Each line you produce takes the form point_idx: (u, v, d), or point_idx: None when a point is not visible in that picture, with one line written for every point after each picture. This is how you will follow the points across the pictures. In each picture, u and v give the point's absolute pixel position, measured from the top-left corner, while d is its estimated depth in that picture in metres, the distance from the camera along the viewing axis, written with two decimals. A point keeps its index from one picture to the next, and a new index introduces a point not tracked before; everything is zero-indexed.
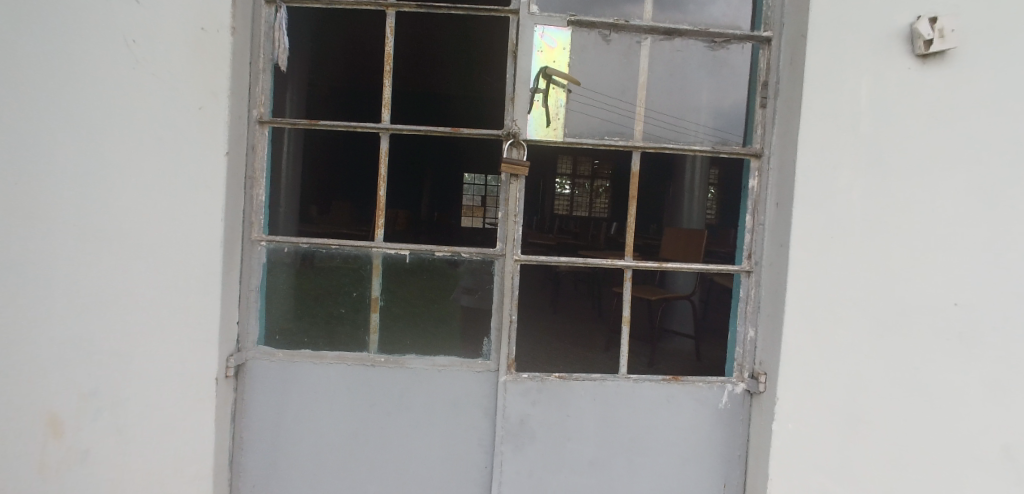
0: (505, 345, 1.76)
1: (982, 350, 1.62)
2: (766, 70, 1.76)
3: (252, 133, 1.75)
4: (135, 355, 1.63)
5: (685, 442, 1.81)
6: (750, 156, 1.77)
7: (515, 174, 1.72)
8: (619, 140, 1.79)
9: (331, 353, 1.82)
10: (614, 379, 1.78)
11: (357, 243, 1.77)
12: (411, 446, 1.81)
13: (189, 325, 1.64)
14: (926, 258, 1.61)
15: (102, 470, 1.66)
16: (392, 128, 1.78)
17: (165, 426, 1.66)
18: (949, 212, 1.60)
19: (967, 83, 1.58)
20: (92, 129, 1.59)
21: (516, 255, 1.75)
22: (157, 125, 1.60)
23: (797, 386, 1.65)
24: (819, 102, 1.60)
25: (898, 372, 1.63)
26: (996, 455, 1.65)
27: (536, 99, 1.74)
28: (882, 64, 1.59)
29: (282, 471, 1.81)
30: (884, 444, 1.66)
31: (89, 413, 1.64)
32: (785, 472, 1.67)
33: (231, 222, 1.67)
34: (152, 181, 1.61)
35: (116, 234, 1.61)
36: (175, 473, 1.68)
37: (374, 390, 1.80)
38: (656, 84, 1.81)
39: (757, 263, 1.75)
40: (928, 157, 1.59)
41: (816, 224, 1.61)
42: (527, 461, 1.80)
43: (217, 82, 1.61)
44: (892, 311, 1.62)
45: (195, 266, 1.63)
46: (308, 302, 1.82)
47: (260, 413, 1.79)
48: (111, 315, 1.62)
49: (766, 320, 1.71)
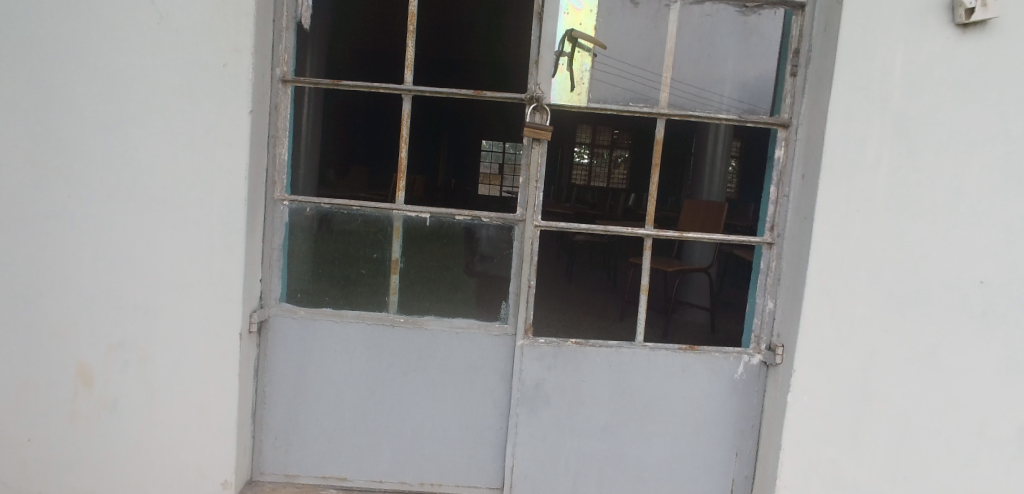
0: (524, 309, 1.77)
1: (1003, 332, 1.59)
2: (798, 36, 1.70)
3: (275, 92, 1.75)
4: (163, 310, 1.68)
5: (699, 411, 1.82)
6: (778, 126, 1.73)
7: (537, 139, 1.71)
8: (644, 107, 1.76)
9: (350, 313, 1.84)
10: (630, 347, 1.80)
11: (378, 205, 1.78)
12: (428, 406, 1.85)
13: (213, 281, 1.67)
14: (952, 235, 1.58)
15: (131, 419, 1.72)
16: (415, 90, 1.77)
17: (191, 380, 1.71)
18: (979, 190, 1.56)
19: (1007, 54, 1.52)
20: (119, 85, 1.60)
21: (536, 220, 1.75)
22: (181, 81, 1.61)
23: (814, 361, 1.65)
24: (852, 70, 1.55)
25: (918, 350, 1.62)
26: (1011, 436, 1.63)
27: (561, 63, 1.73)
28: (921, 33, 1.53)
29: (302, 426, 1.87)
30: (897, 422, 1.66)
31: (117, 365, 1.69)
32: (798, 445, 1.69)
33: (254, 180, 1.68)
34: (177, 140, 1.62)
35: (141, 192, 1.63)
36: (199, 425, 1.73)
37: (393, 350, 1.83)
38: (684, 49, 1.77)
39: (780, 236, 1.73)
40: (961, 133, 1.55)
41: (842, 198, 1.58)
42: (541, 424, 1.83)
43: (239, 40, 1.60)
44: (914, 287, 1.60)
45: (217, 225, 1.65)
46: (328, 262, 1.83)
47: (282, 370, 1.84)
48: (139, 269, 1.66)
49: (787, 293, 1.70)
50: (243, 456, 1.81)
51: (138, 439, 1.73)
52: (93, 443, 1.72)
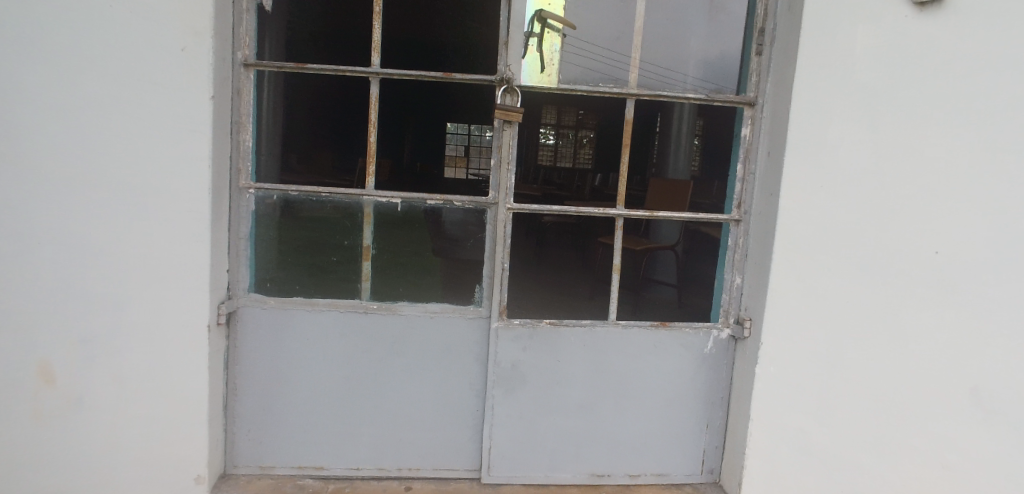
0: (497, 291, 1.78)
1: (958, 297, 1.67)
2: (762, 16, 1.74)
3: (236, 76, 1.70)
4: (127, 304, 1.62)
5: (672, 385, 1.87)
6: (744, 105, 1.77)
7: (508, 121, 1.71)
8: (613, 88, 1.76)
9: (322, 300, 1.81)
10: (603, 326, 1.83)
11: (348, 191, 1.75)
12: (405, 391, 1.85)
13: (179, 272, 1.62)
14: (910, 210, 1.64)
15: (99, 416, 1.67)
16: (383, 72, 1.73)
17: (161, 374, 1.66)
18: (935, 164, 1.62)
19: (961, 31, 1.58)
20: (70, 69, 1.52)
21: (509, 203, 1.76)
22: (137, 64, 1.53)
23: (780, 333, 1.71)
24: (815, 49, 1.59)
25: (878, 319, 1.70)
26: (965, 396, 1.72)
27: (530, 44, 1.72)
28: (880, 12, 1.58)
29: (276, 417, 1.84)
30: (859, 387, 1.74)
31: (82, 362, 1.63)
32: (767, 414, 1.76)
33: (219, 168, 1.63)
34: (135, 128, 1.55)
35: (99, 182, 1.56)
36: (170, 420, 1.69)
37: (366, 336, 1.81)
38: (652, 29, 1.78)
39: (746, 213, 1.79)
40: (918, 108, 1.61)
41: (806, 173, 1.63)
42: (518, 404, 1.85)
43: (199, 20, 1.53)
44: (874, 260, 1.67)
45: (182, 216, 1.59)
46: (298, 249, 1.79)
47: (252, 362, 1.81)
48: (100, 262, 1.59)
49: (753, 268, 1.77)
50: (216, 450, 1.78)
51: (107, 438, 1.68)
52: (59, 442, 1.66)
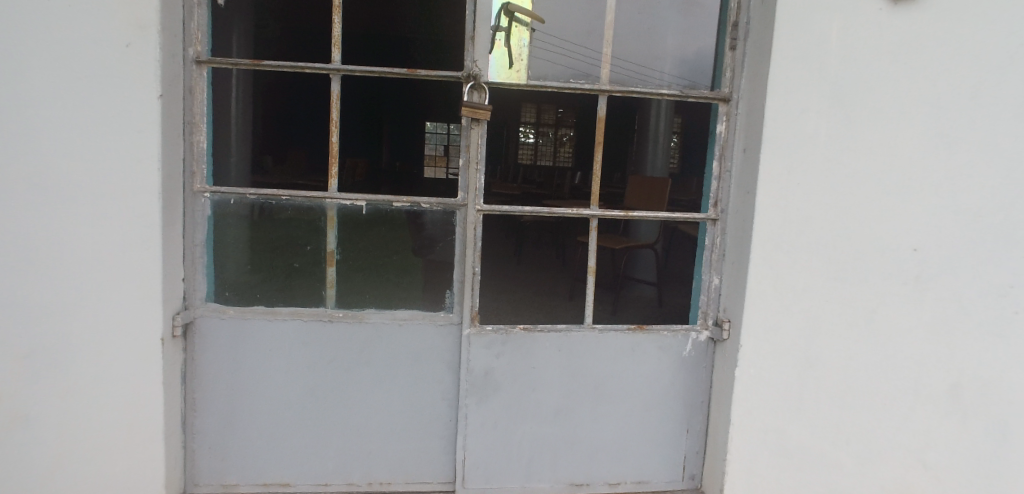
0: (468, 297, 1.72)
1: (935, 294, 1.65)
2: (736, 8, 1.68)
3: (188, 74, 1.59)
4: (74, 316, 1.52)
5: (650, 389, 1.82)
6: (718, 101, 1.72)
7: (476, 119, 1.64)
8: (585, 84, 1.70)
9: (285, 309, 1.73)
10: (579, 330, 1.77)
11: (310, 193, 1.66)
12: (373, 402, 1.78)
13: (129, 282, 1.53)
14: (886, 206, 1.61)
15: (46, 435, 1.57)
16: (344, 68, 1.63)
17: (112, 390, 1.57)
18: (911, 159, 1.59)
19: (934, 24, 1.55)
20: (5, 67, 1.42)
21: (479, 204, 1.68)
22: (78, 61, 1.44)
23: (759, 334, 1.67)
24: (789, 43, 1.55)
25: (856, 318, 1.66)
26: (942, 394, 1.70)
27: (498, 39, 1.65)
28: (855, 5, 1.54)
29: (238, 432, 1.76)
30: (838, 387, 1.71)
31: (25, 378, 1.53)
32: (746, 417, 1.71)
33: (169, 171, 1.54)
34: (78, 129, 1.46)
35: (39, 187, 1.46)
36: (124, 438, 1.60)
37: (332, 346, 1.74)
38: (625, 24, 1.73)
39: (723, 211, 1.74)
40: (893, 103, 1.57)
41: (782, 170, 1.59)
42: (492, 413, 1.79)
43: (145, 15, 1.44)
44: (852, 259, 1.63)
45: (130, 222, 1.50)
46: (258, 255, 1.70)
47: (211, 375, 1.72)
48: (42, 272, 1.49)
49: (730, 269, 1.72)
50: (173, 468, 1.69)
51: (55, 457, 1.58)
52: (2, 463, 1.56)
